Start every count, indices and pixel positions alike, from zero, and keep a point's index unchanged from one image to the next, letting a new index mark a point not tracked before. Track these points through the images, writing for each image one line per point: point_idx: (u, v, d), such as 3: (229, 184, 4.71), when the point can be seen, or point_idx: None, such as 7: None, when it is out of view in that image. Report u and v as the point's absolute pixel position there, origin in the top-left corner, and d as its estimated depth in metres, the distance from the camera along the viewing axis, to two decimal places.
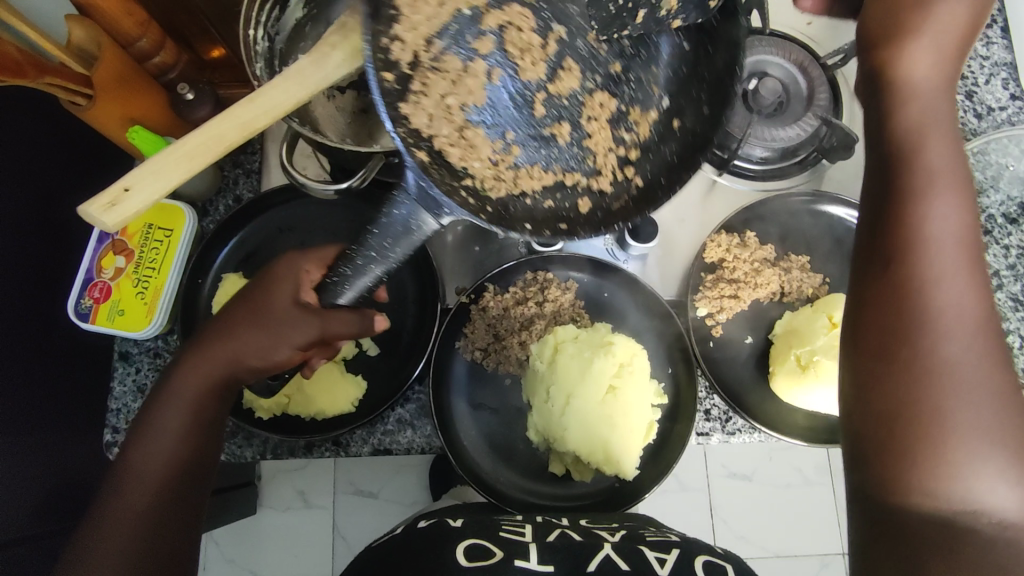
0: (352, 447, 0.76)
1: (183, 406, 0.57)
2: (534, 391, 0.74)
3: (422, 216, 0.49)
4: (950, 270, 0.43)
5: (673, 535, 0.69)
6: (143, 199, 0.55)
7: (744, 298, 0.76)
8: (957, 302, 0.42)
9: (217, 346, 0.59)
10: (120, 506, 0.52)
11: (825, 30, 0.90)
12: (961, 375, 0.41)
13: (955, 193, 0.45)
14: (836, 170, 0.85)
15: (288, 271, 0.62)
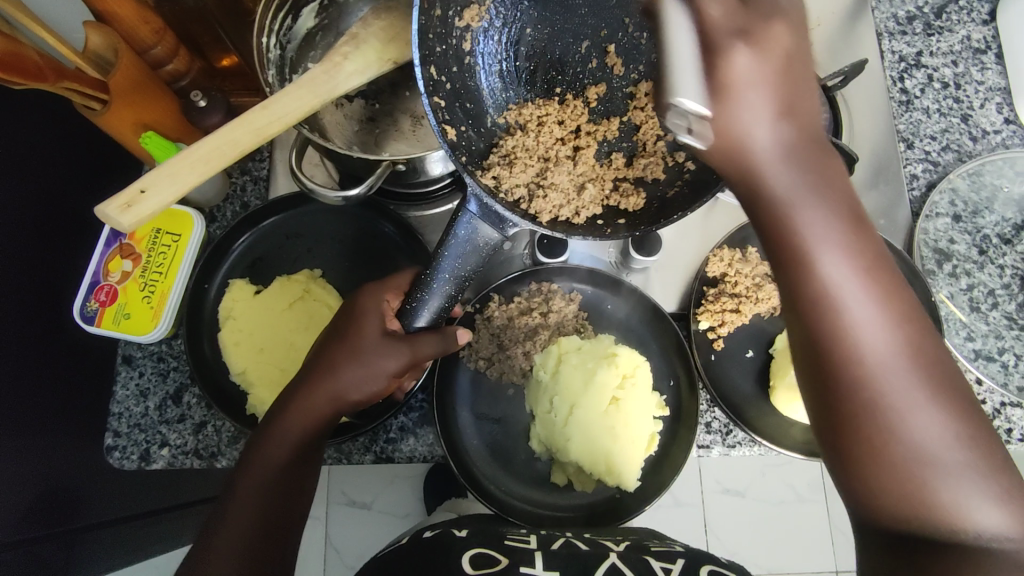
0: (355, 455, 0.76)
1: (287, 441, 0.60)
2: (537, 401, 0.74)
3: (485, 225, 0.53)
4: (851, 280, 0.41)
5: (678, 547, 0.71)
6: (159, 199, 0.56)
7: (746, 312, 0.77)
8: (866, 323, 0.40)
9: (321, 382, 0.62)
10: (227, 537, 0.56)
11: (824, 53, 0.92)
12: (887, 388, 0.40)
13: (830, 201, 0.41)
14: None
15: (370, 305, 0.64)
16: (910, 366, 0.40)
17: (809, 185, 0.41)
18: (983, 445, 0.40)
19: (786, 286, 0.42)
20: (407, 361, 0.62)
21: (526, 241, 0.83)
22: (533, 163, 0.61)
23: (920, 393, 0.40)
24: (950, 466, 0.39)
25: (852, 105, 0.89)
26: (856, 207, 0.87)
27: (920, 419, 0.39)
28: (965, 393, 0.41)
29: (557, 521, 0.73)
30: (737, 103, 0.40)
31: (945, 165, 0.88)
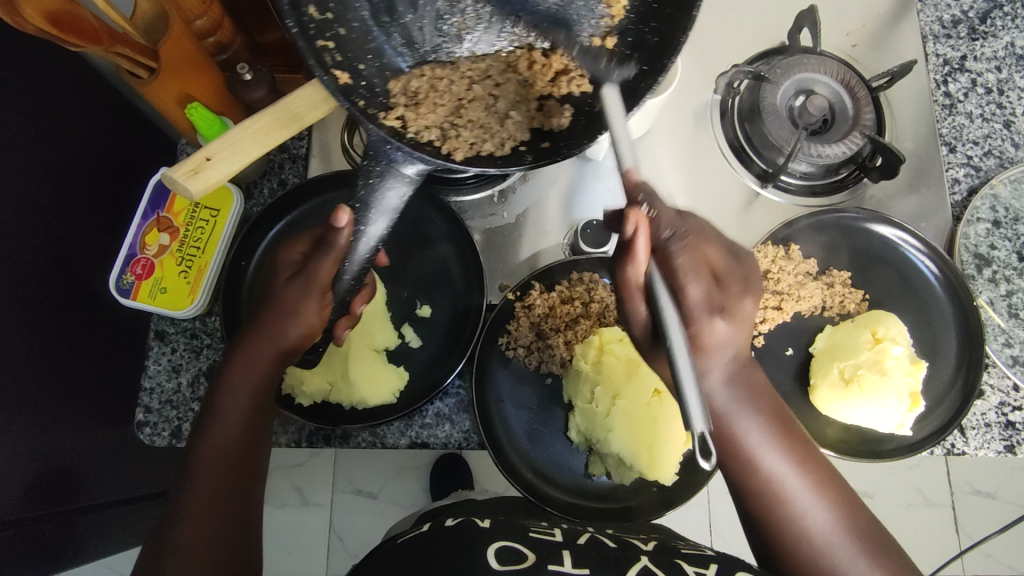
0: (390, 438, 0.75)
1: (241, 401, 0.58)
2: (577, 391, 0.73)
3: (393, 177, 0.53)
4: (764, 439, 0.54)
5: (707, 549, 0.69)
6: (228, 164, 0.54)
7: (787, 310, 0.78)
8: (775, 459, 0.54)
9: (259, 336, 0.59)
10: (189, 536, 0.53)
11: (869, 53, 0.92)
12: (795, 501, 0.55)
13: (758, 406, 0.54)
14: (878, 189, 0.86)
15: (285, 262, 0.63)
16: (831, 512, 0.55)
17: (728, 380, 0.53)
18: (859, 530, 0.55)
19: (731, 456, 0.55)
20: (323, 294, 0.59)
21: (567, 234, 0.83)
22: (443, 101, 0.58)
23: (817, 502, 0.55)
24: (848, 556, 0.54)
25: (896, 107, 0.88)
26: (898, 208, 0.86)
27: (820, 521, 0.54)
28: (845, 495, 0.57)
29: (587, 511, 0.73)
30: (709, 355, 0.51)
31: (986, 170, 0.88)
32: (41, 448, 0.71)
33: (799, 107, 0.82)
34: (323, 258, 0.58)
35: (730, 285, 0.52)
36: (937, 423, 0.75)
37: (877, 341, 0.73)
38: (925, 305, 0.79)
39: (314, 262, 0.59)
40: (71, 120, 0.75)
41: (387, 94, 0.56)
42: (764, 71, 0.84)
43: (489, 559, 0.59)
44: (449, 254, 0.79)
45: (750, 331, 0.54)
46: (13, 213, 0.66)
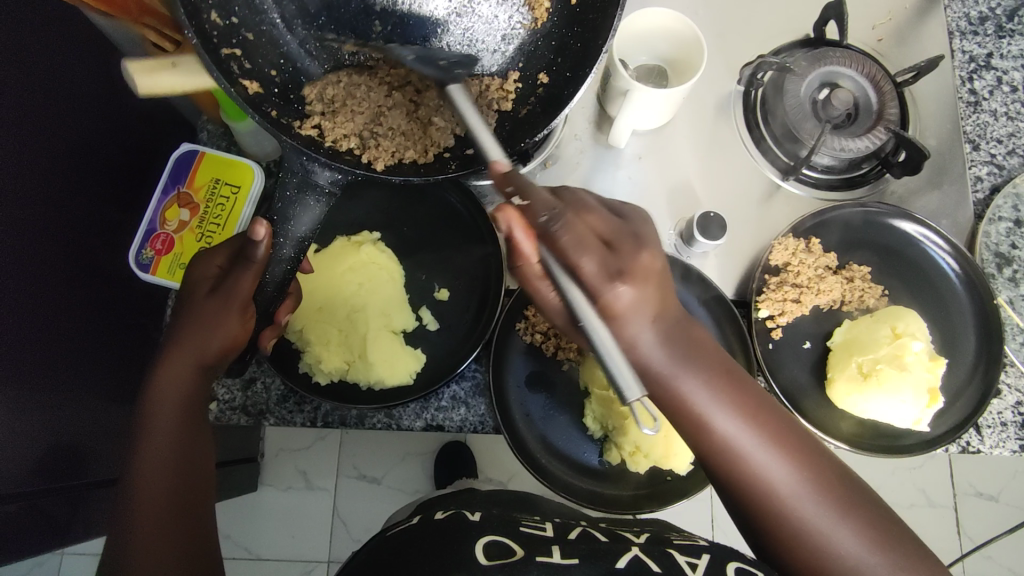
0: (405, 420, 0.75)
1: (174, 411, 0.55)
2: (593, 378, 0.74)
3: (309, 190, 0.55)
4: (710, 393, 0.50)
5: (702, 539, 0.67)
6: (181, 79, 0.64)
7: (807, 303, 0.77)
8: (725, 418, 0.50)
9: (182, 345, 0.56)
10: (138, 553, 0.50)
11: (895, 48, 0.91)
12: (755, 461, 0.49)
13: (699, 364, 0.50)
14: (900, 185, 0.86)
15: (201, 273, 0.59)
16: (798, 472, 0.49)
17: (659, 339, 0.50)
18: (835, 487, 0.49)
19: (676, 416, 0.51)
20: (245, 306, 0.57)
21: None
22: (363, 109, 0.60)
23: (781, 460, 0.49)
24: (817, 512, 0.48)
25: (920, 104, 0.88)
26: (919, 205, 0.86)
27: (780, 474, 0.49)
28: (810, 448, 0.50)
29: (601, 498, 0.73)
30: (624, 323, 0.49)
31: (1010, 168, 0.88)
32: (51, 420, 0.72)
33: (823, 100, 0.82)
34: (241, 274, 0.56)
35: (610, 251, 0.49)
36: (955, 419, 0.75)
37: (896, 336, 0.73)
38: (945, 302, 0.79)
39: (232, 279, 0.57)
40: (88, 94, 0.75)
41: (304, 102, 0.59)
42: (789, 62, 0.83)
43: (476, 555, 0.59)
44: (469, 238, 0.79)
45: (667, 283, 0.51)
46: (31, 184, 0.67)
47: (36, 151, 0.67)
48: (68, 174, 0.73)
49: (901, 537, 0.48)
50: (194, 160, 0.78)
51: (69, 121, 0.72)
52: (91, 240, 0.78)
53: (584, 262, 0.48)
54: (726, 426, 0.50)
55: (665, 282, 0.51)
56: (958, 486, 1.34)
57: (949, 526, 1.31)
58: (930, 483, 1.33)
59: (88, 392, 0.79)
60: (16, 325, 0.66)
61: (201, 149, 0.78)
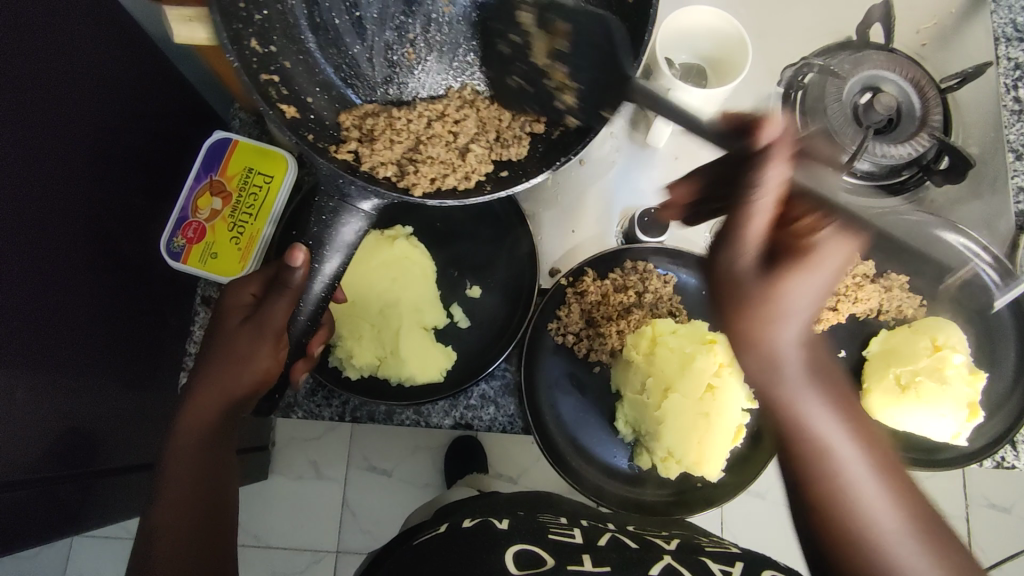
0: (433, 418, 0.75)
1: (196, 446, 0.57)
2: (627, 382, 0.73)
3: (348, 211, 0.53)
4: (826, 402, 0.50)
5: (734, 547, 0.66)
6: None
7: (843, 311, 0.76)
8: (839, 439, 0.49)
9: (210, 380, 0.58)
10: None
11: (939, 53, 0.89)
12: (860, 485, 0.49)
13: (818, 375, 0.50)
14: (940, 194, 0.84)
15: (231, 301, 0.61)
16: (898, 509, 0.48)
17: (798, 343, 0.48)
18: (928, 533, 0.48)
19: (783, 415, 0.50)
20: (277, 336, 0.58)
21: (621, 223, 0.82)
22: (401, 138, 0.57)
23: (886, 494, 0.49)
24: (909, 551, 0.47)
25: (964, 111, 0.86)
26: (958, 214, 0.84)
27: (882, 508, 0.48)
28: (911, 494, 0.50)
29: (629, 501, 0.73)
30: (774, 311, 0.47)
31: None
32: (71, 405, 0.71)
33: (865, 105, 0.80)
34: (279, 299, 0.57)
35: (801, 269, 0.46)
36: (993, 433, 0.74)
37: (936, 349, 0.72)
38: (986, 315, 0.77)
39: (267, 305, 0.58)
40: (116, 76, 0.74)
41: (339, 128, 0.57)
42: (832, 65, 0.81)
43: (507, 564, 0.59)
44: (502, 235, 0.78)
45: (841, 272, 0.46)
46: (57, 166, 0.66)
47: (63, 133, 0.67)
48: (95, 156, 0.72)
49: None
50: (228, 147, 0.76)
51: (97, 103, 0.71)
52: (115, 225, 0.77)
53: (737, 258, 0.47)
54: (830, 442, 0.49)
55: (835, 276, 0.46)
56: (971, 499, 1.31)
57: (962, 538, 1.30)
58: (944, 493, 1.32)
59: (109, 378, 0.78)
60: (38, 310, 0.65)
61: (235, 136, 0.77)
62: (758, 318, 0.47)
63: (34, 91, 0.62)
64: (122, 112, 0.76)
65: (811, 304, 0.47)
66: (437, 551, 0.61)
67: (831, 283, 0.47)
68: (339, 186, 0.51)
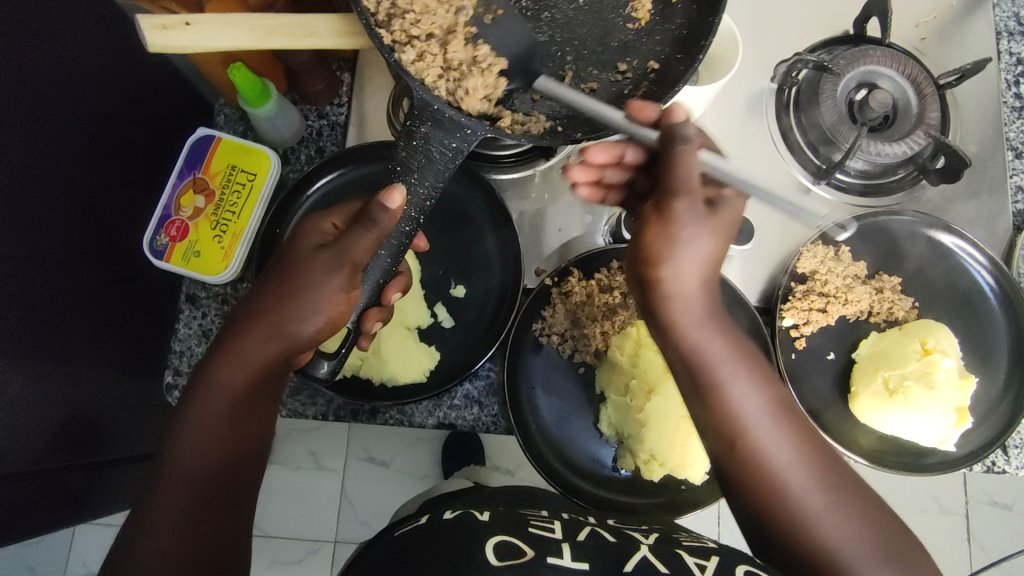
0: (417, 418, 0.74)
1: (243, 364, 0.55)
2: (611, 384, 0.72)
3: (442, 141, 0.51)
4: (731, 358, 0.53)
5: (711, 541, 0.64)
6: (199, 40, 0.54)
7: (832, 313, 0.75)
8: (744, 389, 0.53)
9: (273, 300, 0.56)
10: (162, 501, 0.51)
11: (938, 47, 0.87)
12: (762, 435, 0.52)
13: (725, 331, 0.54)
14: (937, 192, 0.82)
15: (311, 225, 0.59)
16: (798, 450, 0.52)
17: (709, 250, 0.52)
18: (826, 469, 0.52)
19: (706, 391, 0.53)
20: (353, 271, 0.55)
21: (609, 219, 0.79)
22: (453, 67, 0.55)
23: (784, 438, 0.52)
24: (805, 483, 0.51)
25: (962, 107, 0.84)
26: (955, 213, 0.82)
27: (782, 449, 0.51)
28: (812, 437, 0.54)
29: (612, 504, 0.72)
30: (684, 227, 0.51)
31: None
32: (63, 399, 0.71)
33: (860, 102, 0.78)
34: (362, 235, 0.54)
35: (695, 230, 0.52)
36: (976, 442, 0.73)
37: (926, 352, 0.71)
38: (979, 317, 0.76)
39: (348, 240, 0.54)
40: (108, 69, 0.73)
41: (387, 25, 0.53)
42: (827, 60, 0.80)
43: (487, 555, 0.58)
44: (489, 234, 0.77)
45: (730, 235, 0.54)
46: (45, 161, 0.65)
47: (55, 131, 0.66)
48: (88, 153, 0.71)
49: (871, 509, 0.52)
50: (210, 144, 0.76)
51: (89, 98, 0.70)
52: (113, 220, 0.77)
53: (682, 195, 0.51)
54: (740, 394, 0.52)
55: (725, 241, 0.53)
56: (970, 493, 1.31)
57: (961, 534, 1.30)
58: (944, 488, 1.31)
59: (103, 371, 0.78)
60: (30, 308, 0.65)
61: (218, 134, 0.77)
62: (659, 232, 0.53)
63: (26, 88, 0.61)
64: (115, 105, 0.75)
65: (704, 261, 0.53)
66: (416, 545, 0.60)
67: (722, 248, 0.53)
68: (450, 117, 0.50)
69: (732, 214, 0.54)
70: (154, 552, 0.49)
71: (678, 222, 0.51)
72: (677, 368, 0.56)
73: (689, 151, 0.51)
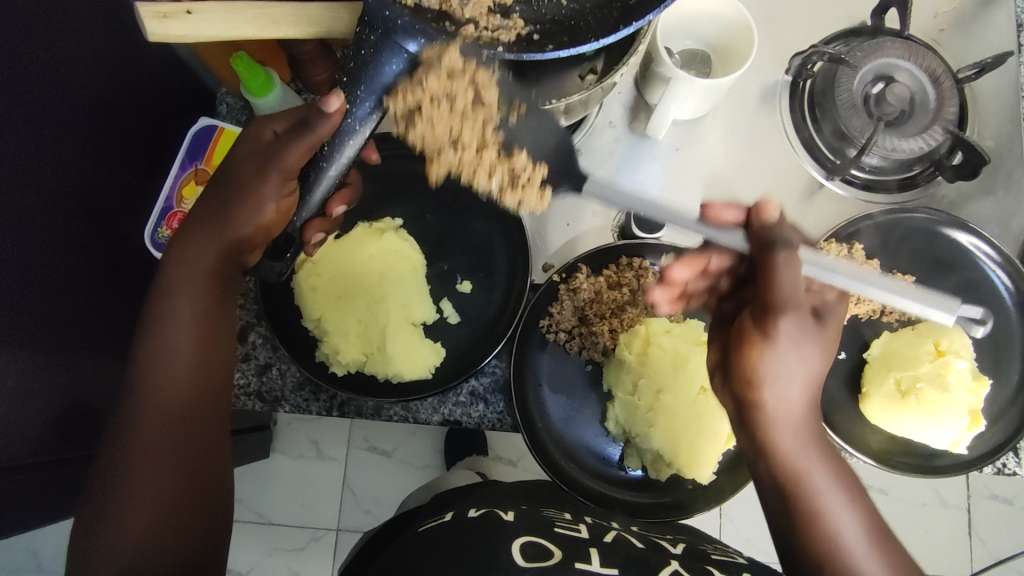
0: (422, 414, 0.73)
1: (195, 292, 0.57)
2: (618, 382, 0.71)
3: (387, 49, 0.49)
4: (831, 488, 0.55)
5: (740, 556, 0.65)
6: (201, 29, 0.52)
7: (844, 312, 0.74)
8: (841, 514, 0.55)
9: (215, 223, 0.57)
10: (138, 430, 0.54)
11: (957, 40, 0.84)
12: (853, 556, 0.53)
13: (821, 452, 0.56)
14: (952, 190, 0.81)
15: (250, 130, 0.59)
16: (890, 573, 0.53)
17: (808, 378, 0.55)
18: None
19: (800, 509, 0.55)
20: (286, 180, 0.56)
21: (619, 214, 0.79)
22: None
23: (873, 559, 0.53)
24: None
25: (980, 102, 0.82)
26: (969, 211, 0.81)
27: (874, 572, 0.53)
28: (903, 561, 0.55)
29: (619, 502, 0.71)
30: (784, 353, 0.54)
31: None
32: (58, 388, 0.70)
33: (876, 96, 0.77)
34: (294, 144, 0.55)
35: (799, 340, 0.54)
36: (989, 445, 0.72)
37: (939, 354, 0.70)
38: (993, 318, 0.75)
39: (282, 147, 0.56)
40: (109, 53, 0.72)
41: None
42: (844, 52, 0.78)
43: (515, 558, 0.57)
44: (496, 228, 0.75)
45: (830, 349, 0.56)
46: (44, 149, 0.64)
47: (54, 120, 0.65)
48: (89, 142, 0.70)
49: None
50: (213, 134, 0.76)
51: (90, 86, 0.69)
52: (113, 211, 0.76)
53: (785, 317, 0.54)
54: (832, 525, 0.54)
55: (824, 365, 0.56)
56: (972, 488, 1.31)
57: (961, 528, 1.30)
58: (946, 484, 1.31)
59: (102, 361, 0.77)
60: (32, 301, 0.64)
61: (220, 123, 0.76)
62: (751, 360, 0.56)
63: (24, 77, 0.60)
64: (117, 91, 0.74)
65: (802, 390, 0.55)
66: (429, 546, 0.60)
67: (821, 370, 0.56)
68: (400, 26, 0.48)
69: (832, 339, 0.57)
70: (140, 472, 0.53)
71: (775, 355, 0.54)
72: (763, 474, 0.58)
73: (788, 255, 0.55)
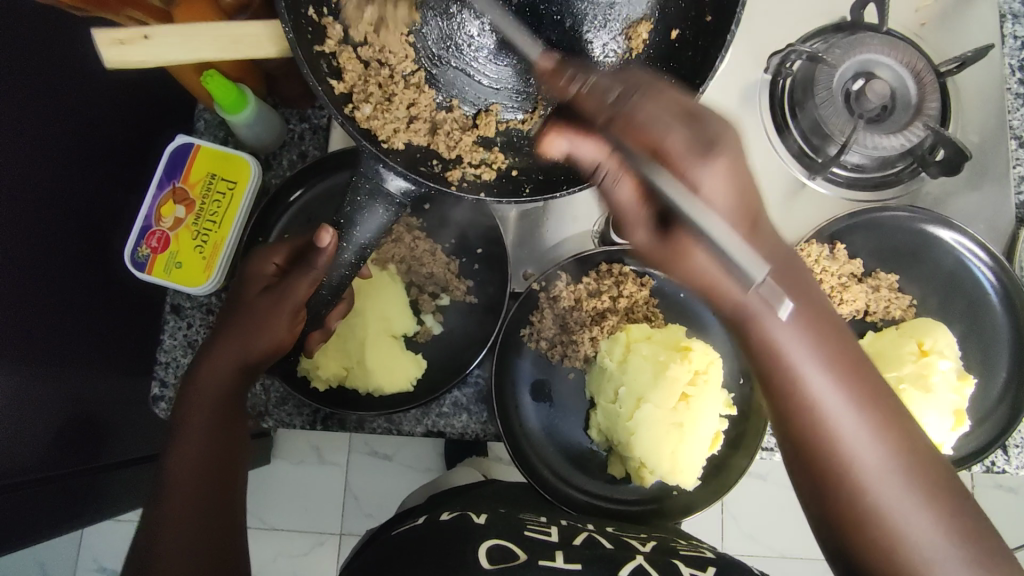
0: (405, 426, 0.74)
1: (213, 403, 0.60)
2: (600, 390, 0.71)
3: (380, 199, 0.52)
4: (814, 360, 0.48)
5: (708, 551, 0.63)
6: (161, 54, 0.53)
7: None
8: (817, 372, 0.47)
9: (231, 341, 0.61)
10: (167, 539, 0.54)
11: (939, 33, 0.83)
12: (836, 428, 0.47)
13: (805, 323, 0.48)
14: (936, 185, 0.80)
15: (257, 268, 0.64)
16: (871, 429, 0.46)
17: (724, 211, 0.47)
18: (922, 465, 0.47)
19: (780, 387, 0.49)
20: (296, 310, 0.61)
21: (599, 220, 0.77)
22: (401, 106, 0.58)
23: (870, 432, 0.46)
24: (878, 466, 0.46)
25: (963, 96, 0.81)
26: (953, 206, 0.80)
27: (863, 443, 0.46)
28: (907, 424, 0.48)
29: (599, 512, 0.71)
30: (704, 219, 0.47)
31: None
32: (58, 407, 0.71)
33: (856, 94, 0.76)
34: (302, 279, 0.60)
35: (710, 160, 0.47)
36: (977, 443, 0.72)
37: (922, 353, 0.69)
38: (978, 316, 0.74)
39: (290, 283, 0.61)
40: (91, 73, 0.72)
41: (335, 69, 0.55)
42: (821, 51, 0.77)
43: (479, 558, 0.55)
44: (478, 235, 0.75)
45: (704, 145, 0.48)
46: (28, 171, 0.64)
47: (38, 141, 0.65)
48: (74, 161, 0.70)
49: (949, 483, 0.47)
50: (189, 154, 0.75)
51: (71, 105, 0.69)
52: (103, 228, 0.76)
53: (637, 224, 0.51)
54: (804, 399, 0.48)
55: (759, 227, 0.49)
56: (976, 478, 1.30)
57: None
58: None
59: (98, 377, 0.77)
60: (23, 320, 0.65)
61: (196, 140, 0.76)
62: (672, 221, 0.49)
63: (4, 103, 0.60)
64: (100, 109, 0.74)
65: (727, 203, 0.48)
66: (411, 547, 0.59)
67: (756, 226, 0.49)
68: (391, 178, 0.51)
69: (681, 135, 0.48)
70: None
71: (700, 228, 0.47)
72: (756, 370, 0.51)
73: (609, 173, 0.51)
